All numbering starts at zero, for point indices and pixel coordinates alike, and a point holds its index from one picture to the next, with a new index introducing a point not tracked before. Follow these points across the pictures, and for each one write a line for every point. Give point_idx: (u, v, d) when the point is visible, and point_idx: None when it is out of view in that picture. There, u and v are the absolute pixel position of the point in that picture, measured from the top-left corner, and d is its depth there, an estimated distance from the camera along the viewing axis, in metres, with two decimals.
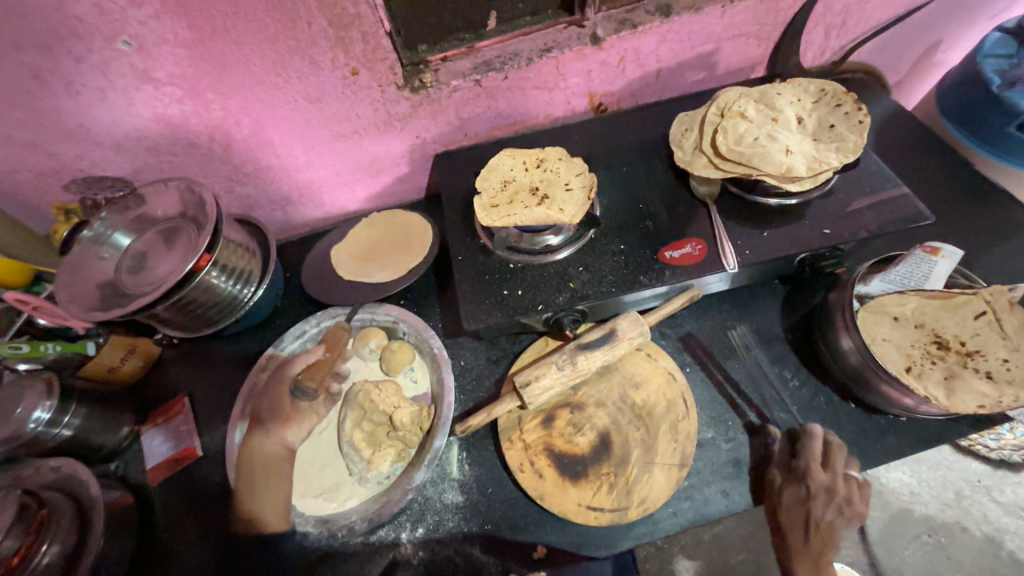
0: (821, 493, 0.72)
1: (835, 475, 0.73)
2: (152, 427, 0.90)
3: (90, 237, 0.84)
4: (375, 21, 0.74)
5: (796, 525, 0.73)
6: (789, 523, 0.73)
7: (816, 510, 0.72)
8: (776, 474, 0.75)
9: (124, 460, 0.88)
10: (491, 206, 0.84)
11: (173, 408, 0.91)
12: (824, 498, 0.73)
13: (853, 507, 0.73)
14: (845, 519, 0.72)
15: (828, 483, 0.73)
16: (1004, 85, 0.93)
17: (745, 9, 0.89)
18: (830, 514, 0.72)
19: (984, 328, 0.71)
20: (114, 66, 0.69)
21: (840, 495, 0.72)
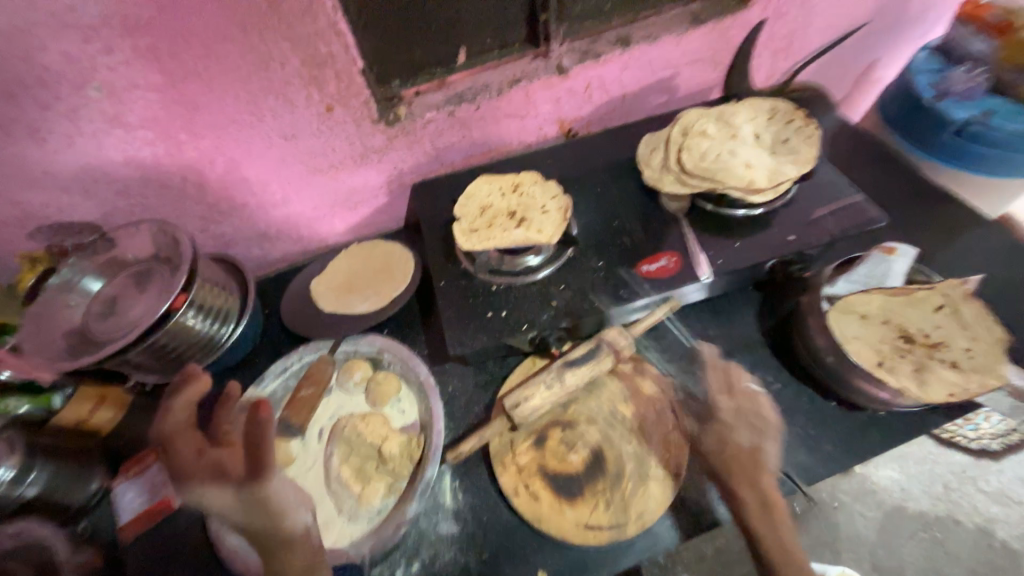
0: (731, 419, 0.74)
1: (734, 397, 0.75)
2: (124, 479, 0.82)
3: (56, 285, 0.80)
4: (347, 59, 0.77)
5: (729, 463, 0.71)
6: (724, 463, 0.72)
7: (735, 438, 0.73)
8: (686, 421, 0.78)
9: (94, 519, 0.82)
10: (471, 231, 0.86)
11: (145, 457, 0.82)
12: (740, 423, 0.73)
13: (763, 421, 0.73)
14: (762, 438, 0.72)
15: (732, 405, 0.75)
16: (937, 95, 1.01)
17: (697, 38, 0.96)
18: (750, 441, 0.72)
19: (945, 320, 0.75)
20: (84, 112, 0.69)
21: (744, 413, 0.74)
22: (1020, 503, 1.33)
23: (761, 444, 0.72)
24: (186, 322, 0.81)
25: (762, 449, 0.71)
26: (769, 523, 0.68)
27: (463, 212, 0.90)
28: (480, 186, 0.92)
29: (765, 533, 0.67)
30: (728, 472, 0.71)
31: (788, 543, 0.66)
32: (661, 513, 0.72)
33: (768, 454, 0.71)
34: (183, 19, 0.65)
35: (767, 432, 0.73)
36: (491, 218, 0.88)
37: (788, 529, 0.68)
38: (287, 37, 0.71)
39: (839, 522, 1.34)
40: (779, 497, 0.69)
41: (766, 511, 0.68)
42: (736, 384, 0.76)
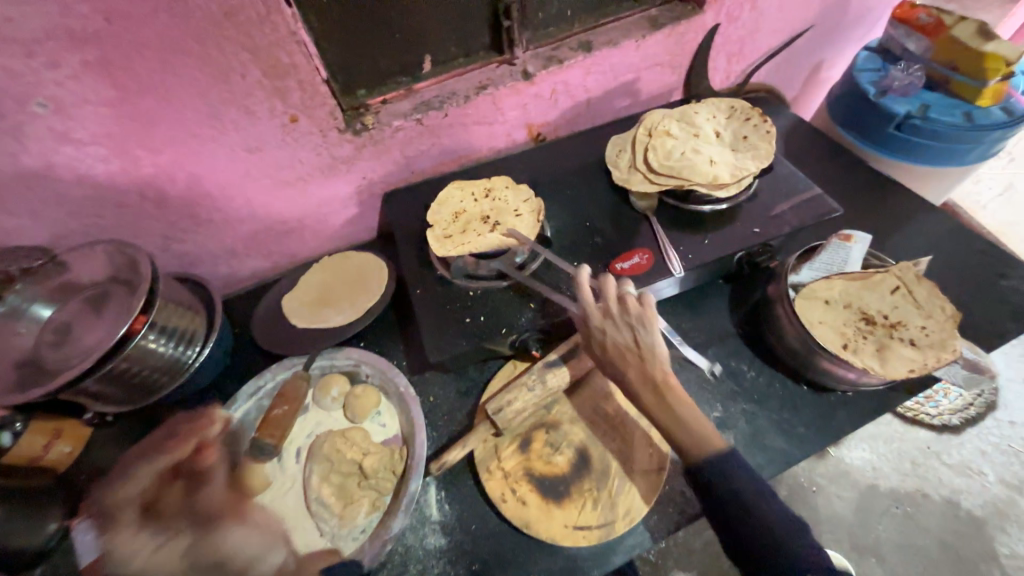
0: (608, 324, 0.73)
1: (610, 306, 0.72)
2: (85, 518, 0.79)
3: (3, 313, 0.75)
4: (311, 69, 0.76)
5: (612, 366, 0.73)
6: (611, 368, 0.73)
7: (615, 345, 0.73)
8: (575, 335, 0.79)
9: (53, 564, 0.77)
10: (446, 238, 0.86)
11: None
12: (614, 325, 0.72)
13: (632, 313, 0.72)
14: (636, 332, 0.71)
15: (604, 312, 0.73)
16: (879, 93, 1.08)
17: (656, 43, 0.99)
18: (631, 336, 0.72)
19: (901, 300, 0.79)
20: (29, 129, 0.66)
21: (613, 319, 0.72)
22: (981, 473, 1.40)
23: (643, 337, 0.71)
24: (148, 346, 0.77)
25: (645, 341, 0.71)
26: (664, 408, 0.70)
27: (436, 220, 0.89)
28: (450, 194, 0.92)
29: (666, 417, 0.70)
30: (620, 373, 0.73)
31: (688, 419, 0.69)
32: (647, 506, 0.73)
33: (652, 347, 0.71)
34: (135, 30, 0.63)
35: (644, 325, 0.71)
36: (466, 223, 0.88)
37: (681, 406, 0.70)
38: (246, 47, 0.69)
39: (817, 505, 1.39)
40: (667, 381, 0.71)
41: (660, 397, 0.70)
42: (610, 292, 0.73)
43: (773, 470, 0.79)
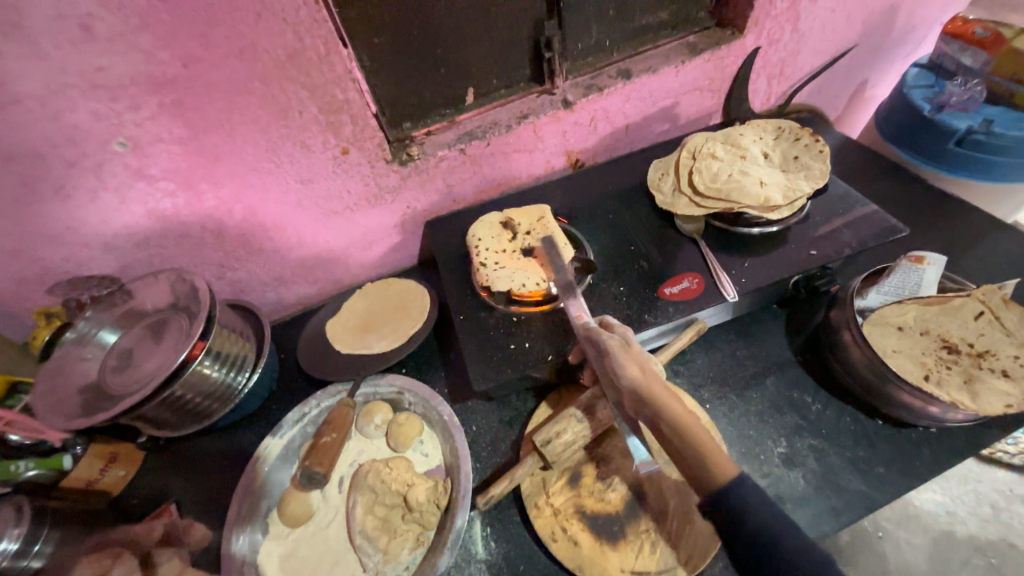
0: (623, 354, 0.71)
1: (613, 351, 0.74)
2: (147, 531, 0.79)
3: (72, 339, 0.80)
4: (362, 104, 0.79)
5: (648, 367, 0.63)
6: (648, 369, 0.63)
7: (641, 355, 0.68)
8: (607, 340, 0.66)
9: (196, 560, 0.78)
10: (499, 228, 0.91)
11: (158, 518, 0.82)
12: None
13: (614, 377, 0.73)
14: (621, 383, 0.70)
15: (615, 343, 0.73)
16: (935, 109, 1.03)
17: (696, 68, 0.99)
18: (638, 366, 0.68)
19: (987, 327, 0.73)
20: (108, 167, 0.70)
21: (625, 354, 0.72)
22: None
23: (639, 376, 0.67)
24: (203, 371, 0.79)
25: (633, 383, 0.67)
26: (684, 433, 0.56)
27: (489, 221, 0.92)
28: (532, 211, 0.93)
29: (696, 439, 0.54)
30: (656, 383, 0.59)
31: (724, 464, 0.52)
32: (708, 561, 0.66)
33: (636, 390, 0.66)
34: (207, 74, 0.67)
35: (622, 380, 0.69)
36: (505, 246, 0.88)
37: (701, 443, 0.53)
38: (305, 85, 0.73)
39: (885, 552, 1.25)
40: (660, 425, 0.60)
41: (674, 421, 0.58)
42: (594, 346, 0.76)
43: (852, 515, 0.71)
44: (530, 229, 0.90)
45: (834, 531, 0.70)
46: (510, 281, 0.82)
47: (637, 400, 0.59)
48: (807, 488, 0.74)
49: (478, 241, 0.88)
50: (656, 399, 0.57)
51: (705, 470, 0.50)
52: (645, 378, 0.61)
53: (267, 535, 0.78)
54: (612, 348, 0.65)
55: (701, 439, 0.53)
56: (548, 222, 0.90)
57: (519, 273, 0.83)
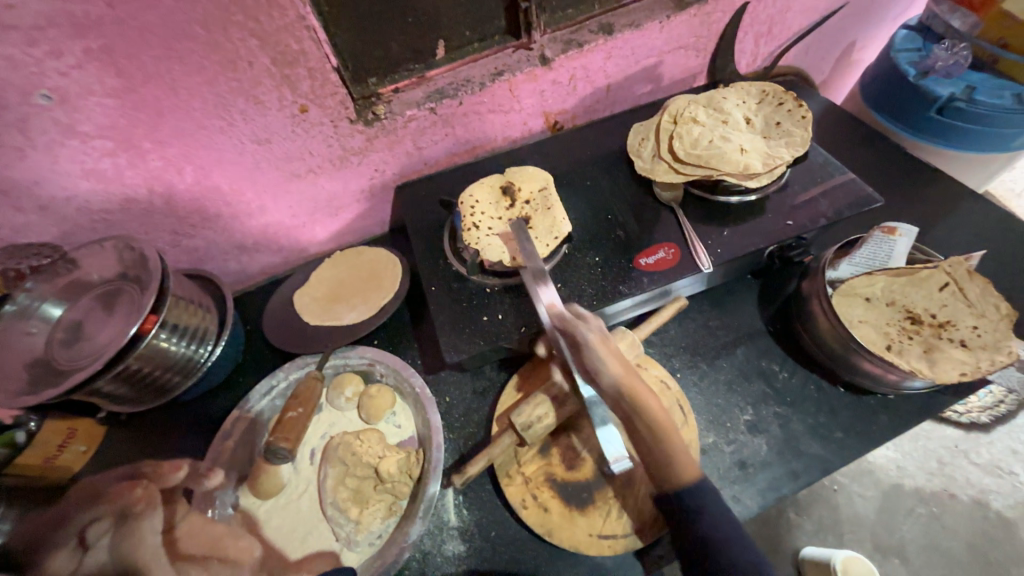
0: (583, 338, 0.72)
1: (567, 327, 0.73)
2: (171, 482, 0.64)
3: (13, 312, 0.74)
4: (321, 56, 0.72)
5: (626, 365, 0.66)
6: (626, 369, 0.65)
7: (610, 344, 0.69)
8: (587, 335, 0.66)
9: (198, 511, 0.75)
10: (493, 190, 0.86)
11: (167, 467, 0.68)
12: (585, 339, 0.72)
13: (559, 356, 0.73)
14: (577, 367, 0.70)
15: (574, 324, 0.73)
16: (920, 74, 1.01)
17: (682, 24, 0.93)
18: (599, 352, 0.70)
19: (950, 298, 0.75)
20: (33, 122, 0.63)
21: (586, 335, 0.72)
22: (1010, 474, 1.34)
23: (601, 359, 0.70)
24: (161, 345, 0.75)
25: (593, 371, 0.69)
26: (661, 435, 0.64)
27: (490, 183, 0.87)
28: (530, 173, 0.88)
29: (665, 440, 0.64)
30: (637, 385, 0.64)
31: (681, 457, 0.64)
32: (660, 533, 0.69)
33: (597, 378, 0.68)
34: (139, 15, 0.59)
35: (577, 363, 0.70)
36: (502, 213, 0.84)
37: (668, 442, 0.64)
38: (254, 32, 0.66)
39: (838, 504, 1.32)
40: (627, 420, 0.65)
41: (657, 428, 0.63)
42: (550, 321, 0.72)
43: (809, 477, 0.75)
44: (531, 198, 0.85)
45: (792, 493, 0.74)
46: (501, 250, 0.78)
47: (619, 399, 0.64)
48: (769, 452, 0.77)
49: (473, 205, 0.84)
50: (640, 402, 0.63)
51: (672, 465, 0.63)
52: (627, 379, 0.64)
53: (237, 509, 0.77)
54: (592, 343, 0.65)
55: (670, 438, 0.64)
56: (550, 192, 0.85)
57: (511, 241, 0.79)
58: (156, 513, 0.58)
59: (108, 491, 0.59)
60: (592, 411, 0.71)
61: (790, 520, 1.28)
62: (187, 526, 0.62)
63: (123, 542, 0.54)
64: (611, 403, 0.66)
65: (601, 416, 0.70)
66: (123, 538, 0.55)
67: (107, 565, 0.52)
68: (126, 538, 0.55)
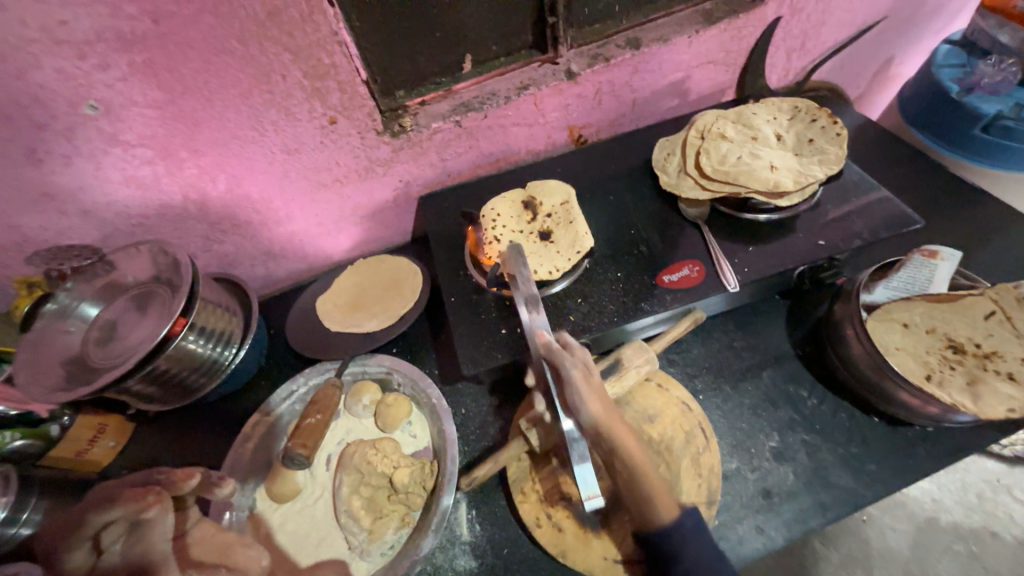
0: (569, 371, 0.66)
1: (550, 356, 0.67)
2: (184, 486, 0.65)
3: (54, 310, 0.77)
4: (351, 69, 0.74)
5: (608, 404, 0.60)
6: (607, 409, 0.60)
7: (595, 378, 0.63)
8: (569, 369, 0.60)
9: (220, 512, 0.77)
10: (513, 207, 0.87)
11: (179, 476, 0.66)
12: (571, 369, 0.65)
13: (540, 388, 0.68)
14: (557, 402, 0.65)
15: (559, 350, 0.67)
16: (964, 90, 0.97)
17: (711, 38, 0.92)
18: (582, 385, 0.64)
19: (996, 328, 0.71)
20: (80, 131, 0.66)
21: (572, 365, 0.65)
22: None
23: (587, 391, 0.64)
24: (188, 347, 0.77)
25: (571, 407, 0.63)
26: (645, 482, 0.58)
27: (512, 198, 0.88)
28: (553, 187, 0.88)
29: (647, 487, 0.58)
30: (619, 425, 0.59)
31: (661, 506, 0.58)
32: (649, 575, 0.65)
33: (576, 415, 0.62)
34: (180, 31, 0.62)
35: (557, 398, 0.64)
36: (524, 228, 0.84)
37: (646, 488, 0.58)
38: (287, 47, 0.68)
39: (868, 536, 1.25)
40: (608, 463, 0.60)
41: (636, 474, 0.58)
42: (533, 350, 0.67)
43: (839, 511, 0.71)
44: (553, 212, 0.85)
45: (820, 527, 0.70)
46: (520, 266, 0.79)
47: (597, 439, 0.59)
48: (796, 482, 0.73)
49: (495, 217, 0.85)
50: (617, 444, 0.58)
51: (650, 512, 0.58)
52: (607, 417, 0.59)
53: (253, 512, 0.78)
54: (574, 378, 0.60)
55: (649, 485, 0.58)
56: (572, 204, 0.85)
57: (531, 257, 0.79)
58: (167, 520, 0.60)
59: (121, 495, 0.60)
60: (572, 445, 0.61)
61: (815, 551, 1.22)
62: (198, 532, 0.66)
63: (135, 546, 0.58)
64: (590, 439, 0.61)
65: (581, 453, 0.61)
66: (136, 540, 0.58)
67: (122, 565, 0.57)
68: (138, 541, 0.58)
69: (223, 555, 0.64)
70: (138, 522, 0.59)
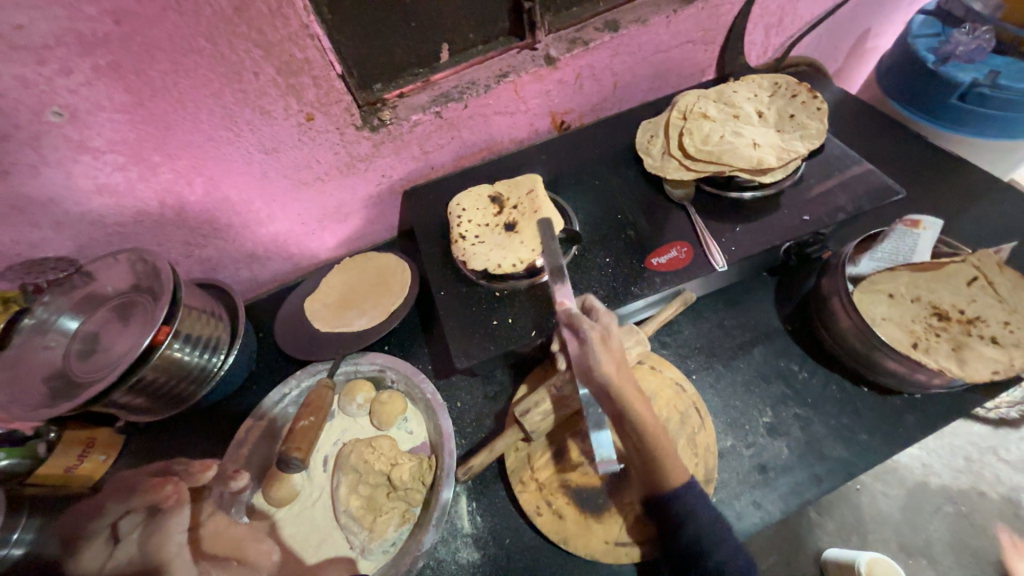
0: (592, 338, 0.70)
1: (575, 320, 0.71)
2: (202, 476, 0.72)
3: (32, 326, 0.76)
4: (325, 64, 0.72)
5: (623, 370, 0.63)
6: (620, 373, 0.62)
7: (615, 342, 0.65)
8: (588, 330, 0.63)
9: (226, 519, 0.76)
10: (480, 202, 0.87)
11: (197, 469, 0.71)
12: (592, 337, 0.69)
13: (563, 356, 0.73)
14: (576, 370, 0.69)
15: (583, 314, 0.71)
16: (939, 60, 0.97)
17: (689, 17, 0.91)
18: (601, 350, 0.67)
19: (979, 293, 0.72)
20: (46, 140, 0.64)
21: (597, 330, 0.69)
22: None
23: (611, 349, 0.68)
24: (174, 355, 0.76)
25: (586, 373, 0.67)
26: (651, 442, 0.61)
27: (478, 194, 0.89)
28: (522, 182, 0.88)
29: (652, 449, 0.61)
30: (628, 389, 0.62)
31: (671, 464, 0.61)
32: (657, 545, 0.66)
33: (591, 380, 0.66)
34: (144, 31, 0.60)
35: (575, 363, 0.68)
36: (490, 220, 0.85)
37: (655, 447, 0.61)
38: (258, 44, 0.66)
39: (861, 503, 1.28)
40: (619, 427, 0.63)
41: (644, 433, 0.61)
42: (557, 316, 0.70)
43: (834, 482, 0.72)
44: (519, 203, 0.85)
45: (816, 498, 0.71)
46: (487, 258, 0.79)
47: (607, 401, 0.62)
48: (791, 456, 0.74)
49: (460, 213, 0.85)
50: (625, 404, 0.60)
51: (659, 473, 0.61)
52: (619, 380, 0.61)
53: (252, 517, 0.77)
54: (591, 340, 0.63)
55: (657, 446, 0.61)
56: (538, 193, 0.85)
57: (497, 250, 0.80)
58: (184, 510, 0.61)
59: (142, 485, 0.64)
60: (588, 412, 0.66)
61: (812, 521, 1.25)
62: (213, 527, 0.65)
63: (150, 537, 0.58)
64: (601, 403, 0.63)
65: (596, 420, 0.66)
66: (152, 531, 0.59)
67: (135, 557, 0.57)
68: (152, 534, 0.59)
69: (235, 548, 0.65)
70: (154, 512, 0.61)
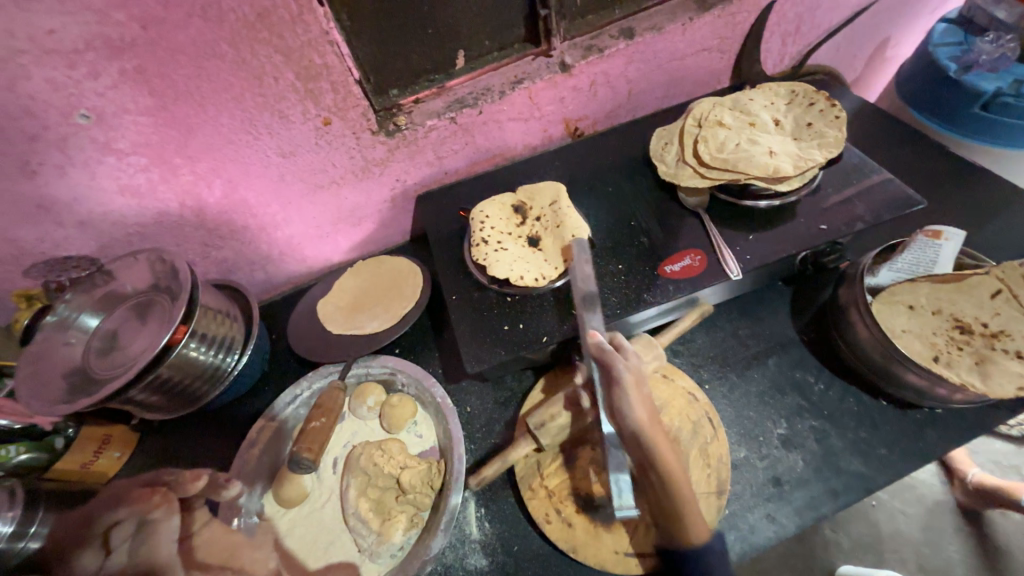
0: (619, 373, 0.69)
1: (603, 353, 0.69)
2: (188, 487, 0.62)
3: (53, 323, 0.77)
4: (343, 69, 0.73)
5: (654, 416, 0.61)
6: (652, 420, 0.60)
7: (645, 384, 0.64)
8: (621, 370, 0.62)
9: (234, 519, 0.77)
10: (502, 210, 0.87)
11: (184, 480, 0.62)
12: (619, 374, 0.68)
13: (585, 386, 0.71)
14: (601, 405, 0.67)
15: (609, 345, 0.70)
16: (961, 69, 0.96)
17: (705, 25, 0.91)
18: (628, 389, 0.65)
19: (1004, 306, 0.69)
20: (73, 141, 0.66)
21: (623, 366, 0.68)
22: None
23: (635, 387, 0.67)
24: (189, 354, 0.77)
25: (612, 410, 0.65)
26: (676, 492, 0.59)
27: (501, 202, 0.89)
28: (545, 190, 0.88)
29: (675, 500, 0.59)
30: (659, 437, 0.60)
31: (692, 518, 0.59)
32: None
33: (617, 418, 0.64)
34: (170, 36, 0.61)
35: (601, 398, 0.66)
36: (513, 230, 0.85)
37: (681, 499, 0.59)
38: (278, 49, 0.67)
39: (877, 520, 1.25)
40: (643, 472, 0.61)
41: (671, 483, 0.58)
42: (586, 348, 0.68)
43: (850, 497, 0.71)
44: (543, 214, 0.86)
45: (832, 513, 0.69)
46: (509, 268, 0.78)
47: (635, 446, 0.60)
48: (806, 469, 0.73)
49: (484, 219, 0.85)
50: (655, 453, 0.58)
51: (679, 526, 0.59)
52: (650, 426, 0.60)
53: (261, 517, 0.78)
54: (625, 381, 0.62)
55: (681, 498, 0.59)
56: (561, 204, 0.85)
57: (519, 262, 0.80)
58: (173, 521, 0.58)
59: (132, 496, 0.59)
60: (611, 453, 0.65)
61: (825, 537, 1.22)
62: (207, 533, 0.64)
63: (140, 549, 0.55)
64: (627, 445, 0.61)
65: (618, 461, 0.65)
66: (141, 543, 0.56)
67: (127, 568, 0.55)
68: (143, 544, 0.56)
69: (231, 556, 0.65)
70: (145, 525, 0.57)
